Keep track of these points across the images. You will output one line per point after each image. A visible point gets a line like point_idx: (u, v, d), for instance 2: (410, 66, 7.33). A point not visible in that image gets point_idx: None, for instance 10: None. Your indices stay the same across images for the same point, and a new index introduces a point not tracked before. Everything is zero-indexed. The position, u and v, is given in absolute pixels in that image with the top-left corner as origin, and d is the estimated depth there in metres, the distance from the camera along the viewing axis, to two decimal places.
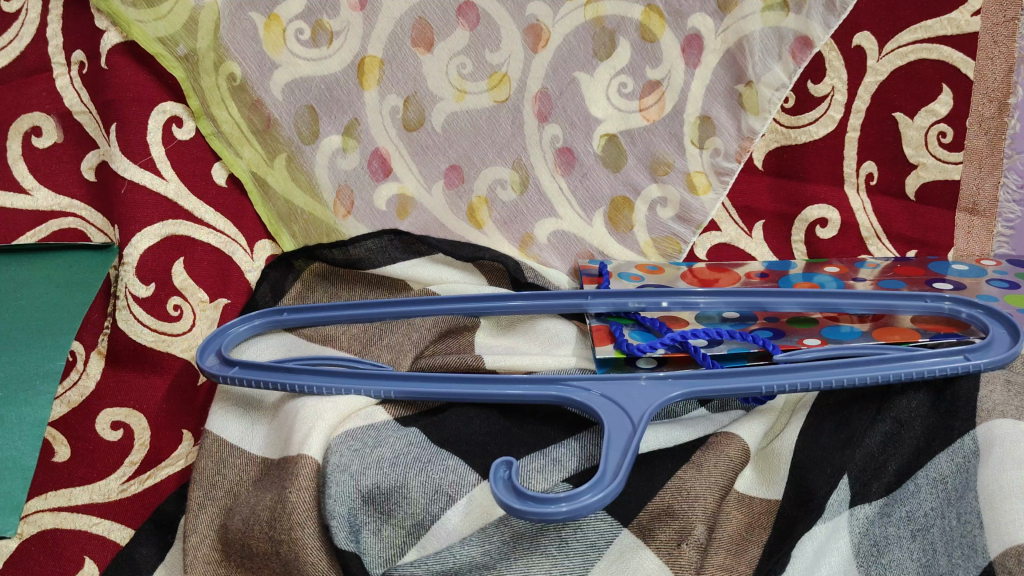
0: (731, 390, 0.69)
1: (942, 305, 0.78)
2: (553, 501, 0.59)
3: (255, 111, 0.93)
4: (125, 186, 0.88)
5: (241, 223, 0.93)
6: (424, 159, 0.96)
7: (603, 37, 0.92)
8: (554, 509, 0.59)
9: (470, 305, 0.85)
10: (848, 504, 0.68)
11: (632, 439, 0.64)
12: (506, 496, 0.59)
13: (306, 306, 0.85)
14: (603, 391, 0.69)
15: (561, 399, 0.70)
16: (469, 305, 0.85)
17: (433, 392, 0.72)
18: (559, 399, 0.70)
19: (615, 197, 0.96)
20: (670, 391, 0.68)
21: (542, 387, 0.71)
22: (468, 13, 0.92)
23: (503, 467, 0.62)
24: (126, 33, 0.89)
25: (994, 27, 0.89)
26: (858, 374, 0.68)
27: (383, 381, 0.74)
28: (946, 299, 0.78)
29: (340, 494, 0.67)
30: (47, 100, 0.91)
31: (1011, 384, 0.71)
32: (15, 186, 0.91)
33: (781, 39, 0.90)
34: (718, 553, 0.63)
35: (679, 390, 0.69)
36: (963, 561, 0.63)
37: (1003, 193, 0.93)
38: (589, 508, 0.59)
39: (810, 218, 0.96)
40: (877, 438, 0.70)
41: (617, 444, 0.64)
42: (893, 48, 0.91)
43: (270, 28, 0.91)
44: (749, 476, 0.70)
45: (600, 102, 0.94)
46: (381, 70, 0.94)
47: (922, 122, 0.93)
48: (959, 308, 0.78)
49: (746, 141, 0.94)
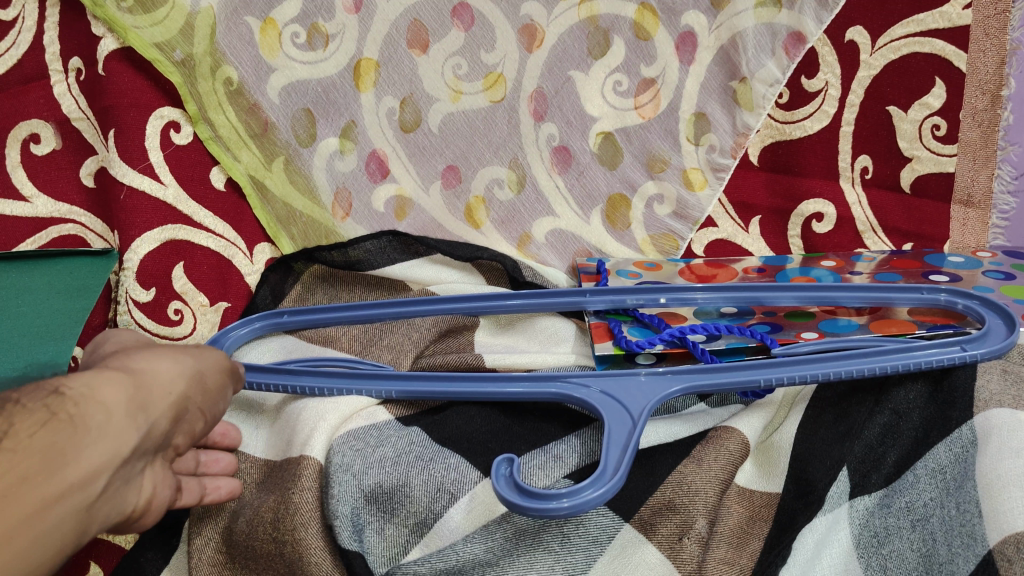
0: (730, 384, 0.69)
1: (939, 296, 0.79)
2: (553, 497, 0.59)
3: (253, 115, 0.93)
4: (125, 191, 0.89)
5: (240, 227, 0.94)
6: (421, 159, 0.97)
7: (597, 36, 0.93)
8: (555, 506, 0.59)
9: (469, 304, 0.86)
10: (848, 496, 0.68)
11: (632, 435, 0.65)
12: (507, 494, 0.60)
13: (305, 308, 0.85)
14: (602, 388, 0.70)
15: (561, 396, 0.70)
16: (468, 304, 0.86)
17: (434, 391, 0.73)
18: (560, 397, 0.70)
19: (612, 195, 0.97)
20: (670, 386, 0.69)
21: (542, 384, 0.72)
22: (462, 14, 0.93)
23: (504, 464, 0.62)
24: (123, 39, 0.89)
25: (985, 20, 0.90)
26: (856, 366, 0.69)
27: (385, 381, 0.75)
28: (942, 290, 0.79)
29: (343, 494, 0.68)
30: (45, 108, 0.91)
31: (1008, 374, 0.72)
32: (14, 193, 0.90)
33: (774, 35, 0.91)
34: (720, 547, 0.63)
35: (679, 385, 0.69)
36: (963, 550, 0.62)
37: (998, 184, 0.94)
38: (589, 504, 0.59)
39: (806, 213, 0.97)
40: (876, 430, 0.71)
41: (618, 439, 0.64)
42: (887, 42, 0.92)
43: (266, 31, 0.91)
44: (749, 470, 0.71)
45: (595, 100, 0.95)
46: (378, 72, 0.94)
47: (917, 115, 0.93)
48: (956, 299, 0.78)
49: (741, 137, 0.94)
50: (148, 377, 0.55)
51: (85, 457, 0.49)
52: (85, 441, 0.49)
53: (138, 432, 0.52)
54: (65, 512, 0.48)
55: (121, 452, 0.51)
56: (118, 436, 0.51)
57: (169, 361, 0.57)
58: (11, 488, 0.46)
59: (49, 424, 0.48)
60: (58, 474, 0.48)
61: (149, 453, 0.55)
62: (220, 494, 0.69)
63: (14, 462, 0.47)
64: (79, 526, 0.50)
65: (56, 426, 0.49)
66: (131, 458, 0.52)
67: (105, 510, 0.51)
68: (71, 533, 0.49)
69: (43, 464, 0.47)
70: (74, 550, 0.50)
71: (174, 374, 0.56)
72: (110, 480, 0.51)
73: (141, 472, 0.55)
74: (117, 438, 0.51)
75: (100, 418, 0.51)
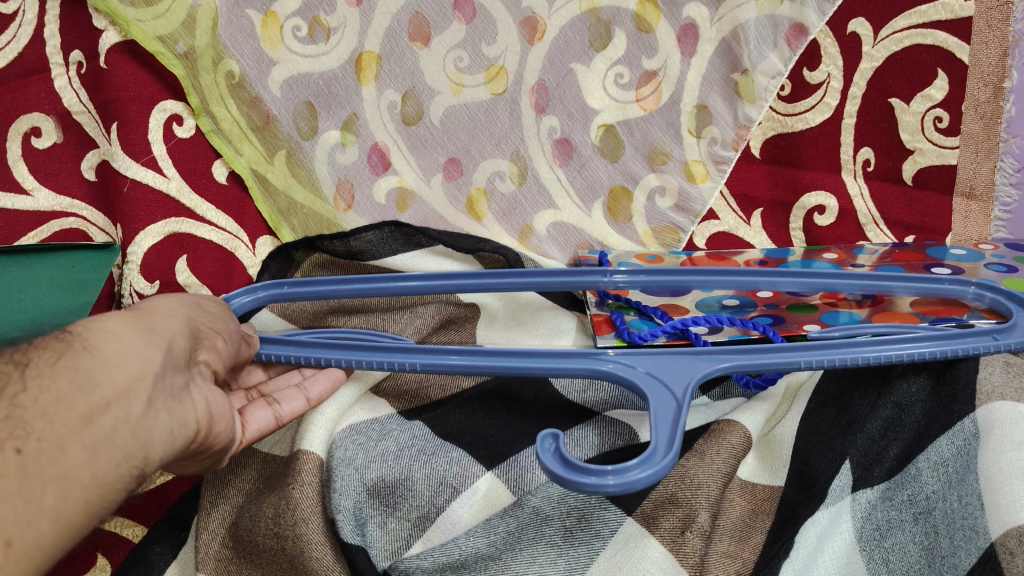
0: (773, 365, 0.70)
1: (967, 290, 0.80)
2: (597, 473, 0.57)
3: (255, 108, 0.93)
4: (128, 184, 0.90)
5: (242, 220, 0.95)
6: (422, 152, 0.97)
7: (599, 28, 0.92)
8: (601, 481, 0.56)
9: (495, 283, 0.84)
10: (850, 489, 0.68)
11: (677, 417, 0.63)
12: (556, 471, 0.57)
13: (312, 279, 0.84)
14: (647, 368, 0.68)
15: (604, 373, 0.69)
16: (490, 283, 0.84)
17: (469, 367, 0.71)
18: (603, 374, 0.69)
19: (614, 187, 0.97)
20: (717, 364, 0.69)
21: (579, 358, 0.70)
22: (464, 7, 0.92)
23: (550, 439, 0.59)
24: (125, 32, 0.89)
25: (989, 11, 0.90)
26: (889, 354, 0.70)
27: (407, 354, 0.72)
28: (971, 285, 0.80)
29: (345, 488, 0.68)
30: (46, 101, 0.90)
31: (1010, 366, 0.71)
32: (15, 187, 0.90)
33: (775, 27, 0.90)
34: (722, 540, 0.64)
35: (723, 364, 0.69)
36: (965, 543, 0.61)
37: (1000, 177, 0.94)
38: (638, 484, 0.57)
39: (810, 205, 0.97)
40: (878, 423, 0.72)
41: (666, 419, 0.63)
42: (889, 33, 0.91)
43: (267, 24, 0.91)
44: (750, 463, 0.71)
45: (597, 92, 0.95)
46: (379, 65, 0.94)
47: (918, 107, 0.93)
48: (984, 292, 0.79)
49: (743, 129, 0.94)
50: (148, 312, 0.63)
51: (120, 368, 0.56)
52: (109, 357, 0.56)
53: (156, 350, 0.59)
54: (116, 421, 0.54)
55: (147, 366, 0.57)
56: (140, 350, 0.58)
57: (163, 304, 0.65)
58: (53, 403, 0.52)
59: (67, 353, 0.55)
60: (95, 388, 0.54)
61: (179, 373, 0.61)
62: (323, 385, 0.75)
63: (45, 386, 0.53)
64: (138, 431, 0.55)
65: (74, 354, 0.55)
66: (162, 373, 0.59)
67: (162, 417, 0.57)
68: (134, 437, 0.55)
69: (77, 382, 0.54)
70: (144, 464, 0.56)
71: (170, 309, 0.65)
72: (150, 392, 0.57)
73: (183, 391, 0.61)
74: (137, 356, 0.57)
75: (115, 342, 0.57)
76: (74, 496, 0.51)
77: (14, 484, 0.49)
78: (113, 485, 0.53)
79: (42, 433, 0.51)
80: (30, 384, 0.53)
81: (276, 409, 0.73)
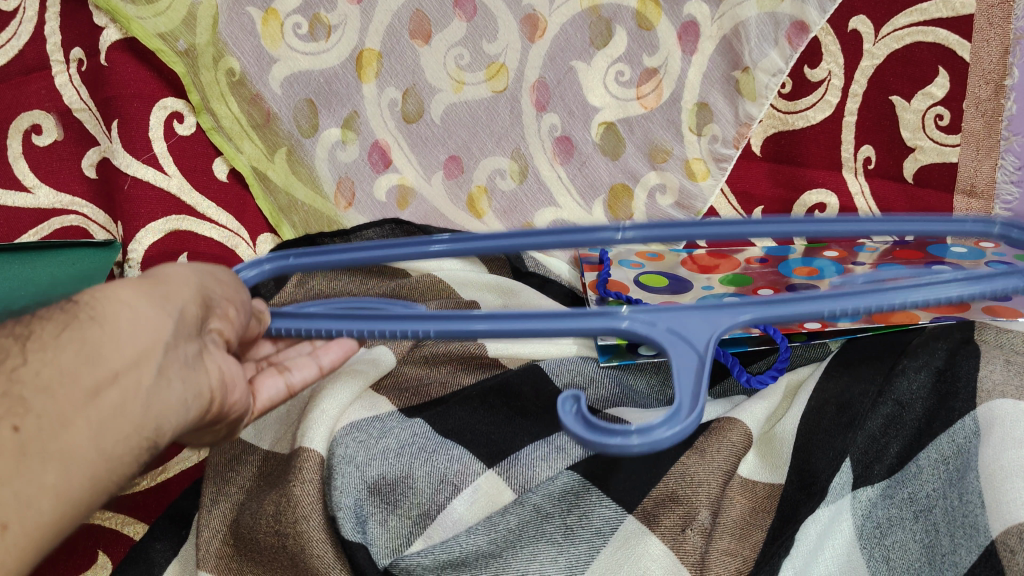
0: (801, 315, 0.63)
1: (991, 229, 0.76)
2: (621, 432, 0.53)
3: (255, 106, 0.94)
4: (128, 181, 0.91)
5: (243, 218, 0.95)
6: (423, 150, 0.97)
7: (600, 25, 0.92)
8: (626, 442, 0.53)
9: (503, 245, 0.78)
10: (851, 487, 0.68)
11: (699, 376, 0.58)
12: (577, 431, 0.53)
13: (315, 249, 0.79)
14: (669, 323, 0.62)
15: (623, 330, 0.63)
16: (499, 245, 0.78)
17: (474, 329, 0.65)
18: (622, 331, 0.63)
19: (614, 185, 0.97)
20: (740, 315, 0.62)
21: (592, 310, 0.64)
22: (465, 4, 0.92)
23: (571, 400, 0.54)
24: (126, 29, 0.91)
25: (988, 9, 0.88)
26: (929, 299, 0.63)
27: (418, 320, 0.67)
28: (995, 224, 0.75)
29: (346, 486, 0.68)
30: (47, 99, 0.91)
31: (1011, 364, 0.71)
32: (16, 184, 0.90)
33: (776, 24, 0.89)
34: (723, 538, 0.63)
35: (748, 314, 0.63)
36: (965, 541, 0.61)
37: (1000, 174, 0.91)
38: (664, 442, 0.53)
39: (810, 203, 0.96)
40: (879, 421, 0.71)
41: (686, 376, 0.58)
42: (889, 31, 0.91)
43: (267, 22, 0.92)
44: (751, 461, 0.72)
45: (597, 90, 0.94)
46: (380, 62, 0.94)
47: (920, 105, 0.92)
48: (1008, 229, 0.75)
49: (743, 127, 0.93)
50: (160, 276, 0.59)
51: (131, 336, 0.52)
52: (120, 326, 0.53)
53: (169, 318, 0.55)
54: (125, 394, 0.51)
55: (159, 334, 0.54)
56: (151, 318, 0.54)
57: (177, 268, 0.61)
58: (57, 376, 0.49)
59: (72, 324, 0.52)
60: (102, 360, 0.51)
61: (192, 342, 0.57)
62: (336, 352, 0.73)
63: (49, 359, 0.50)
64: (148, 405, 0.52)
65: (80, 325, 0.52)
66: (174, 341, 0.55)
67: (173, 389, 0.54)
68: (144, 410, 0.52)
69: (84, 352, 0.51)
70: (154, 437, 0.53)
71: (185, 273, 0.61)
72: (162, 361, 0.53)
73: (196, 360, 0.57)
74: (148, 325, 0.54)
75: (125, 310, 0.54)
76: (78, 475, 0.48)
77: (11, 464, 0.46)
78: (121, 462, 0.51)
79: (42, 410, 0.48)
80: (31, 358, 0.50)
81: (288, 375, 0.72)
